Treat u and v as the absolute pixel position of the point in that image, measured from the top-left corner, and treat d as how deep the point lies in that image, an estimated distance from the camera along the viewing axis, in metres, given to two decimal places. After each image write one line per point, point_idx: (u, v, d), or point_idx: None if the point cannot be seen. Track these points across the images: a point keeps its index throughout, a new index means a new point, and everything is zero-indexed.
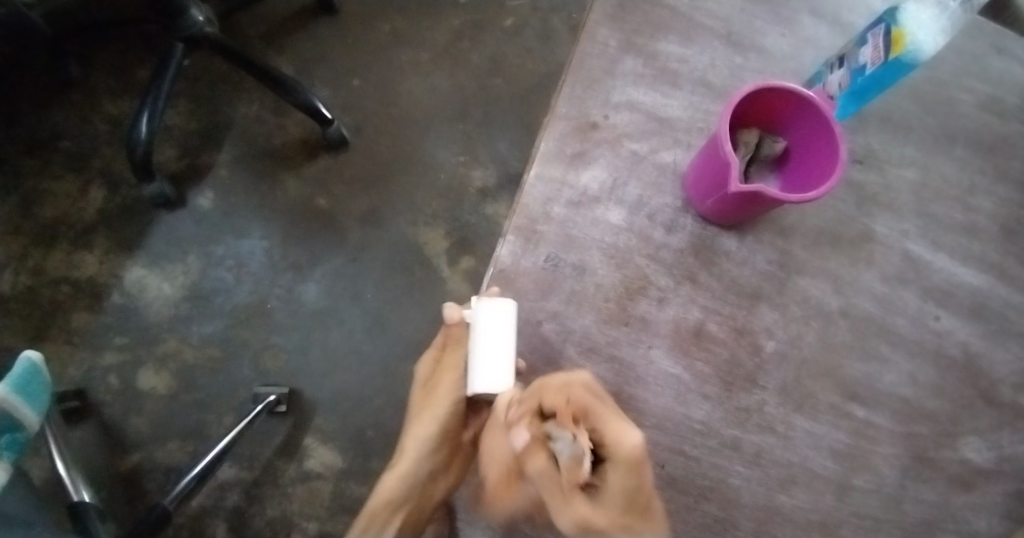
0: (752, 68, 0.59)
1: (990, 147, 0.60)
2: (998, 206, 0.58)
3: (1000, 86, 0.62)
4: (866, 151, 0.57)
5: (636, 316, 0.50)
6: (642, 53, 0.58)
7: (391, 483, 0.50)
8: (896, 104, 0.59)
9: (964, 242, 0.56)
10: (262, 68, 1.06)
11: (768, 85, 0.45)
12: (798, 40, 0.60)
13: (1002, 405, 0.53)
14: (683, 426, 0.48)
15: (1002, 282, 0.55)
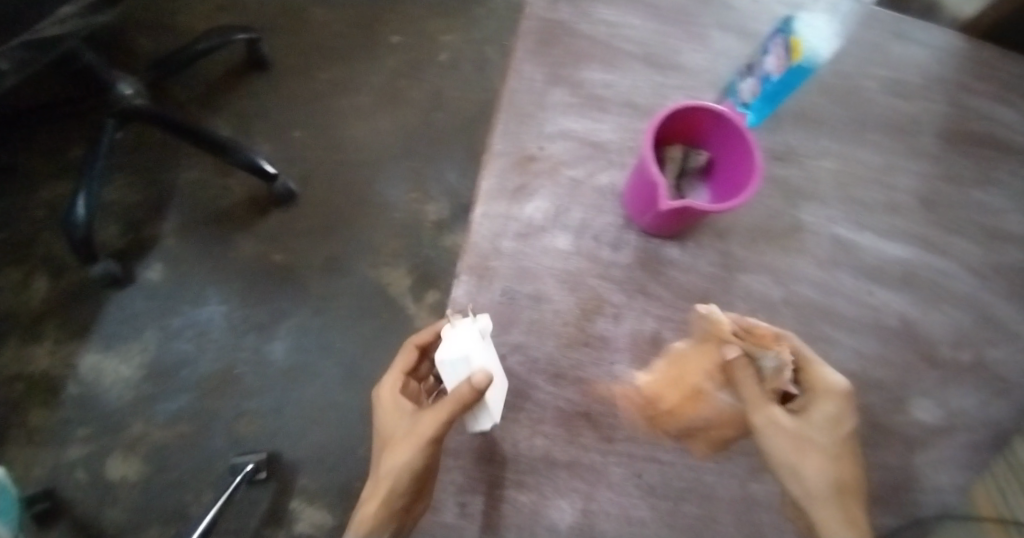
0: (673, 84, 0.62)
1: (899, 127, 0.65)
2: (913, 181, 0.63)
3: (900, 70, 0.67)
4: (784, 148, 0.61)
5: (595, 335, 0.52)
6: (568, 83, 0.61)
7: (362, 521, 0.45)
8: (807, 100, 0.64)
9: (886, 219, 0.61)
10: (198, 133, 1.05)
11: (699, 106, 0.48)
12: (711, 52, 0.64)
13: (945, 365, 0.57)
14: (654, 434, 0.50)
15: (926, 251, 0.60)
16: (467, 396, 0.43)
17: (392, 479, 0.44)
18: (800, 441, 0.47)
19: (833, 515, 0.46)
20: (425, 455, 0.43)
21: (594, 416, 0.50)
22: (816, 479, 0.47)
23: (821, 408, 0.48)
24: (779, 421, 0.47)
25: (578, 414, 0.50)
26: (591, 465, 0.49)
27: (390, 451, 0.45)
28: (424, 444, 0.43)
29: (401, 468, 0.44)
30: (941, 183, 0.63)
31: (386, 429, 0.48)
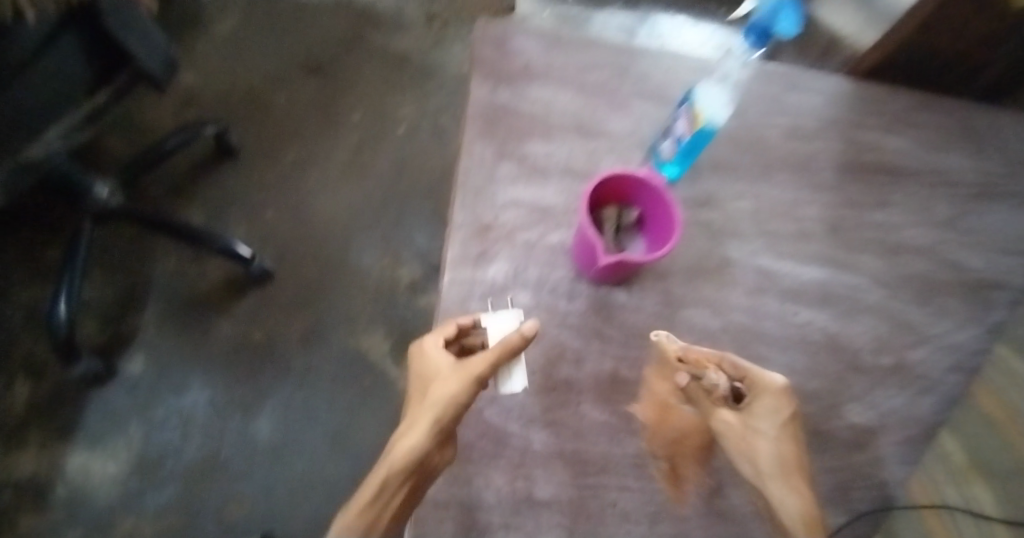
0: (604, 149, 0.71)
1: (801, 166, 0.75)
2: (820, 211, 0.73)
3: (798, 116, 0.78)
4: (707, 195, 0.71)
5: (560, 380, 0.58)
6: (514, 158, 0.69)
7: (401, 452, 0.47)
8: (721, 151, 0.74)
9: (801, 247, 0.70)
10: (174, 225, 1.10)
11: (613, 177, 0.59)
12: (634, 119, 0.73)
13: (870, 370, 0.64)
14: (622, 463, 0.56)
15: (837, 271, 0.69)
16: (514, 345, 0.52)
17: (442, 406, 0.48)
18: (744, 435, 0.54)
19: (783, 491, 0.51)
20: (471, 392, 0.49)
21: (567, 454, 0.55)
22: (765, 463, 0.52)
23: (761, 405, 0.54)
24: (727, 422, 0.55)
25: (553, 454, 0.55)
26: (569, 499, 0.54)
27: (441, 384, 0.49)
28: (471, 380, 0.49)
29: (451, 399, 0.48)
30: (844, 210, 0.73)
31: (427, 375, 0.52)
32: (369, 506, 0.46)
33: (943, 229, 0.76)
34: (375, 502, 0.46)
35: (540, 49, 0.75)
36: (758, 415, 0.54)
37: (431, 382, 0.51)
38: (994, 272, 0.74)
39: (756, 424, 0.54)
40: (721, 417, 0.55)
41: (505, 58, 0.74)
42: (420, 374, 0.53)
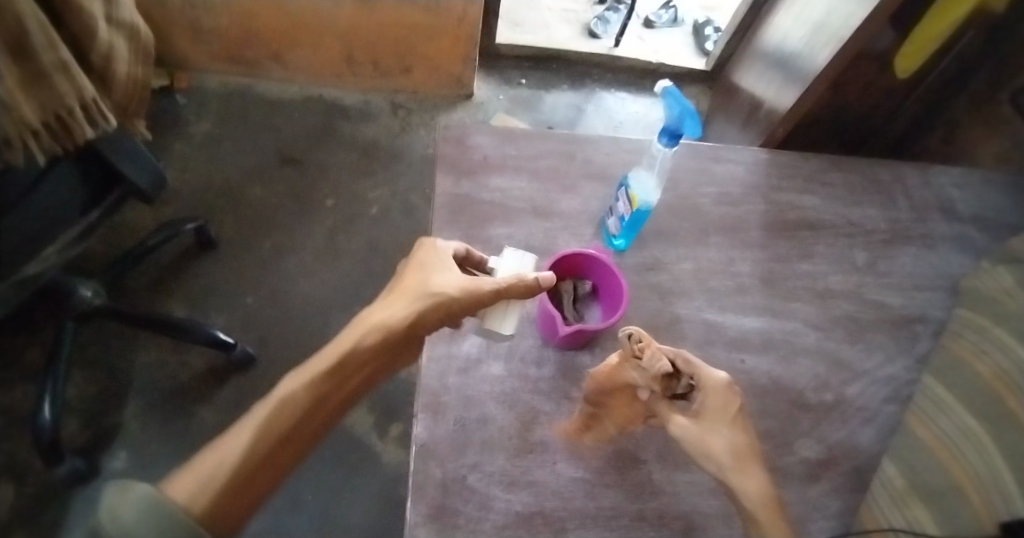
0: (559, 226, 0.80)
1: (732, 228, 0.86)
2: (752, 266, 0.83)
3: (724, 184, 0.91)
4: (654, 260, 0.80)
5: (536, 442, 0.62)
6: (479, 241, 0.76)
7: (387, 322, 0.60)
8: (661, 220, 0.85)
9: (739, 299, 0.79)
10: (156, 318, 1.13)
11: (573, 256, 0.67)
12: (584, 198, 0.83)
13: (813, 406, 0.71)
14: (599, 516, 0.59)
15: (774, 318, 0.78)
16: (522, 284, 0.62)
17: (431, 306, 0.61)
18: (701, 434, 0.59)
19: (745, 482, 0.57)
20: (461, 299, 0.61)
21: (547, 511, 0.59)
22: (723, 457, 0.58)
23: (709, 401, 0.60)
24: (684, 426, 0.60)
25: (534, 513, 0.58)
26: None
27: (444, 283, 0.61)
28: (467, 290, 0.61)
29: (444, 297, 0.60)
30: (772, 264, 0.84)
31: (426, 267, 0.64)
32: (328, 370, 0.57)
33: (861, 273, 0.86)
34: (333, 370, 0.57)
35: (494, 144, 0.85)
36: (708, 412, 0.60)
37: (427, 278, 0.63)
38: (912, 307, 0.84)
39: (709, 421, 0.60)
40: (679, 420, 0.60)
41: (465, 152, 0.83)
42: (421, 263, 0.65)
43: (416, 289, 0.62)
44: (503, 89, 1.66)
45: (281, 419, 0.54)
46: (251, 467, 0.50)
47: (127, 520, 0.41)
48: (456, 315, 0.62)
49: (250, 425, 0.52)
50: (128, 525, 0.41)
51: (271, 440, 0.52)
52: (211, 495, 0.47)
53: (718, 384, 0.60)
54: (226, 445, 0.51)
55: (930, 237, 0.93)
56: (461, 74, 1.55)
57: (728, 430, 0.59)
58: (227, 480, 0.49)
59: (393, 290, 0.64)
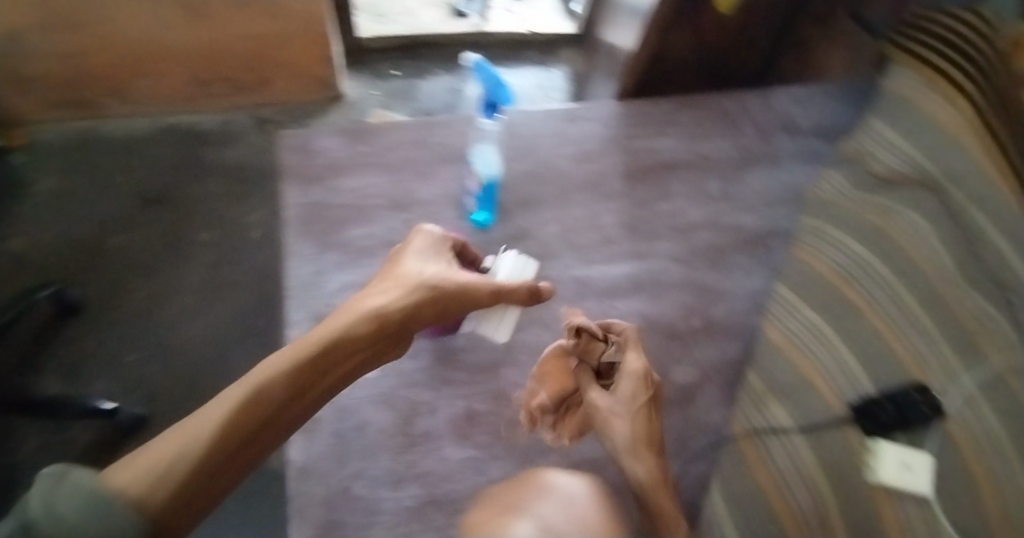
0: (418, 215, 0.78)
1: (592, 183, 0.88)
2: (615, 216, 0.86)
3: (581, 142, 0.93)
4: (520, 229, 0.81)
5: (420, 434, 0.63)
6: (336, 248, 0.73)
7: (389, 312, 0.57)
8: (522, 189, 0.86)
9: (606, 250, 0.82)
10: (25, 400, 1.03)
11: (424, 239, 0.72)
12: (441, 182, 0.82)
13: (682, 335, 0.75)
14: (489, 490, 0.60)
15: (641, 261, 0.81)
16: (522, 294, 0.68)
17: (430, 299, 0.60)
18: (608, 413, 0.58)
19: (635, 465, 0.55)
20: (465, 298, 0.63)
21: (438, 498, 0.59)
22: (620, 438, 0.57)
23: (625, 385, 0.59)
24: (594, 404, 0.59)
25: (426, 503, 0.59)
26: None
27: (448, 278, 0.63)
28: (476, 290, 0.64)
29: (453, 293, 0.62)
30: (634, 210, 0.87)
31: (421, 257, 0.64)
32: (322, 352, 0.51)
33: (717, 201, 0.90)
34: (323, 357, 0.51)
35: (341, 144, 0.83)
36: (622, 394, 0.59)
37: (422, 271, 0.63)
38: (766, 223, 0.89)
39: (623, 401, 0.59)
40: (594, 395, 0.60)
41: (310, 159, 0.81)
42: (415, 252, 0.65)
43: (414, 279, 0.61)
44: (376, 84, 1.57)
45: (265, 406, 0.45)
46: (220, 464, 0.41)
47: (64, 513, 0.33)
48: (448, 311, 0.63)
49: (223, 408, 0.43)
50: (71, 520, 0.33)
51: (247, 429, 0.43)
52: (169, 491, 0.37)
53: (636, 371, 0.60)
54: (192, 427, 0.41)
55: (777, 156, 0.98)
56: (324, 76, 1.45)
57: (636, 414, 0.58)
58: (188, 475, 0.39)
59: (387, 276, 0.62)
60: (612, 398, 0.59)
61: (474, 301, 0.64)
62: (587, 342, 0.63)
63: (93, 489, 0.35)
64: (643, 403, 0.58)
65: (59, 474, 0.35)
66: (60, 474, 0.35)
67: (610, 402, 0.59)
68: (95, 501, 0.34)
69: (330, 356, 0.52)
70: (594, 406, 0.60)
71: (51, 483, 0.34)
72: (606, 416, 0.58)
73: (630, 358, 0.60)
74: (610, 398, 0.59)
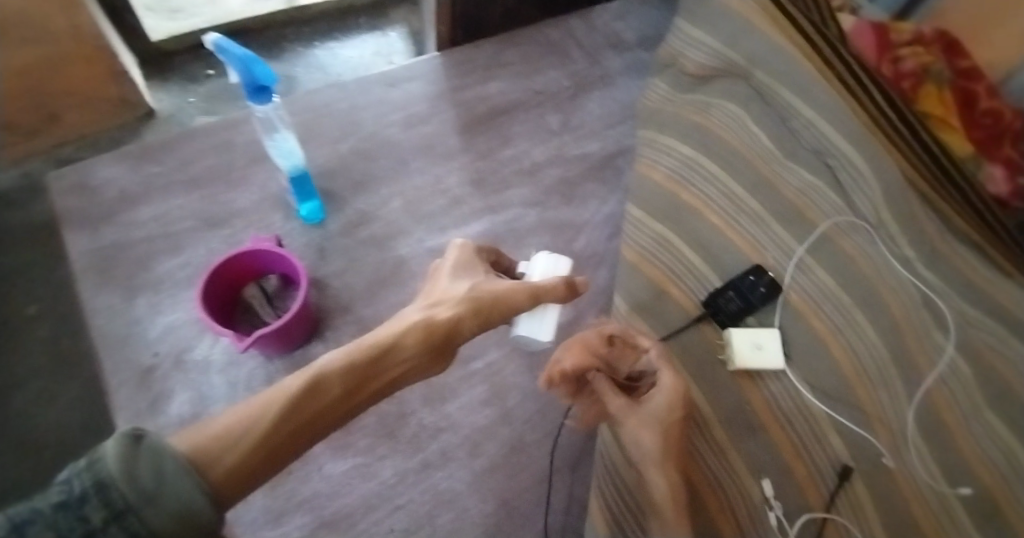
0: (241, 228, 0.71)
1: (428, 146, 0.84)
2: (459, 174, 0.82)
3: (408, 106, 0.87)
4: (361, 214, 0.76)
5: (294, 458, 0.58)
6: (147, 289, 0.65)
7: (430, 326, 0.50)
8: (355, 171, 0.80)
9: (457, 213, 0.79)
10: None
11: (239, 253, 0.60)
12: (259, 185, 0.74)
13: None
14: (381, 491, 0.57)
15: (494, 215, 0.79)
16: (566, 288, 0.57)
17: (472, 310, 0.52)
18: (634, 422, 0.52)
19: (661, 480, 0.50)
20: (508, 304, 0.54)
21: (328, 517, 0.56)
22: (645, 451, 0.51)
23: (660, 397, 0.53)
24: (619, 414, 0.53)
25: (317, 526, 0.55)
26: None
27: (487, 286, 0.55)
28: (518, 294, 0.55)
29: (497, 301, 0.54)
30: (477, 164, 0.84)
31: (458, 274, 0.57)
32: (369, 359, 0.47)
33: (559, 134, 0.89)
34: (373, 364, 0.47)
35: (129, 171, 0.72)
36: (655, 403, 0.53)
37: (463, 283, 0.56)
38: (610, 145, 0.88)
39: (648, 414, 0.53)
40: (615, 404, 0.54)
41: (94, 198, 0.70)
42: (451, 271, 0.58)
43: (457, 293, 0.54)
44: (191, 90, 1.31)
45: (315, 406, 0.43)
46: (271, 448, 0.40)
47: (142, 473, 0.32)
48: (495, 318, 0.54)
49: (281, 398, 0.42)
50: (149, 493, 0.32)
51: (301, 421, 0.42)
52: (232, 463, 0.37)
53: (675, 385, 0.54)
54: (254, 406, 0.41)
55: (609, 76, 0.97)
56: None
57: (669, 430, 0.52)
58: (244, 456, 0.38)
59: (429, 298, 0.55)
60: (639, 408, 0.53)
61: (520, 307, 0.55)
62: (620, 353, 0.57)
63: (172, 462, 0.35)
64: (677, 420, 0.52)
65: (138, 435, 0.35)
66: (137, 438, 0.34)
67: (640, 412, 0.53)
68: (169, 476, 0.33)
69: (372, 370, 0.47)
70: (620, 412, 0.53)
71: (129, 445, 0.33)
72: (636, 424, 0.52)
73: (666, 371, 0.54)
74: (635, 410, 0.53)
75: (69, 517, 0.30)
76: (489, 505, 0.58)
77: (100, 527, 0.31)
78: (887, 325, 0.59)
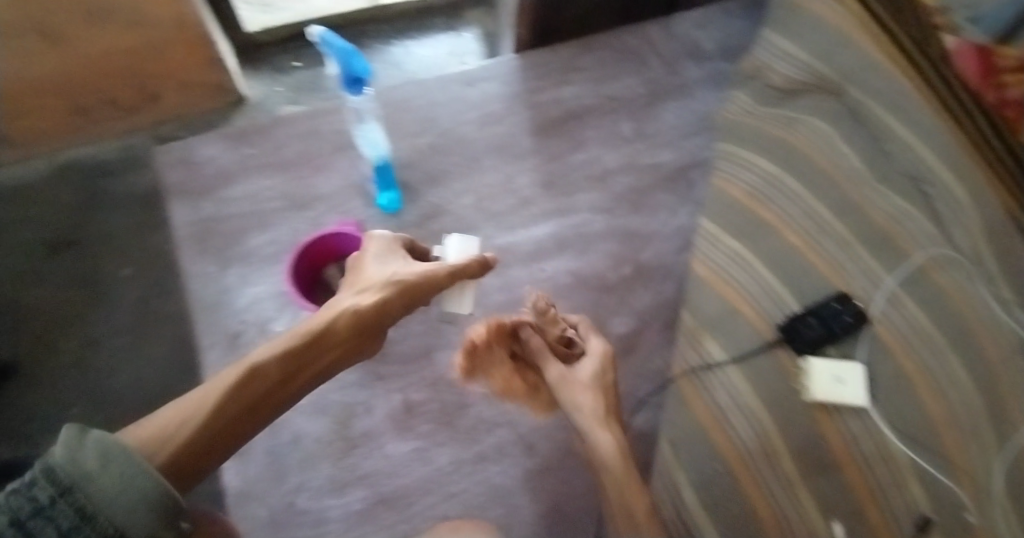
0: (323, 212, 0.74)
1: (502, 146, 0.86)
2: (531, 175, 0.83)
3: (485, 105, 0.89)
4: (434, 207, 0.78)
5: (359, 435, 0.61)
6: (238, 260, 0.70)
7: (353, 311, 0.50)
8: (430, 165, 0.82)
9: (526, 212, 0.80)
10: None
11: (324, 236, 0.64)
12: (341, 172, 0.77)
13: (616, 285, 0.74)
14: (438, 477, 0.59)
15: (562, 217, 0.80)
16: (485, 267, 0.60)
17: (398, 293, 0.53)
18: (573, 383, 0.55)
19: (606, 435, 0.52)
20: (431, 284, 0.55)
21: (386, 496, 0.58)
22: (585, 413, 0.53)
23: (587, 363, 0.56)
24: (560, 374, 0.56)
25: (375, 503, 0.57)
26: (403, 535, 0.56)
27: (408, 269, 0.55)
28: (437, 276, 0.56)
29: (418, 284, 0.54)
30: (549, 166, 0.85)
31: (381, 259, 0.57)
32: (301, 349, 0.48)
33: (632, 142, 0.88)
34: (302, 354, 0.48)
35: (227, 151, 0.77)
36: (585, 372, 0.56)
37: (386, 268, 0.56)
38: (685, 156, 0.87)
39: (581, 380, 0.55)
40: (556, 370, 0.57)
41: (195, 172, 0.76)
42: (373, 255, 0.58)
43: (379, 276, 0.54)
44: (277, 79, 1.39)
45: (246, 394, 0.44)
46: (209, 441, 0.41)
47: (88, 463, 0.31)
48: (420, 300, 0.55)
49: (212, 392, 0.43)
50: (89, 472, 0.31)
51: (233, 413, 0.43)
52: (168, 455, 0.39)
53: (604, 354, 0.57)
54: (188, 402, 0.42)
55: (686, 85, 0.96)
56: None
57: (609, 393, 0.55)
58: (182, 449, 0.39)
59: (353, 285, 0.55)
60: (572, 373, 0.56)
61: (439, 287, 0.57)
62: (548, 325, 0.60)
63: (122, 449, 0.33)
64: (613, 383, 0.55)
65: (84, 427, 0.33)
66: (84, 428, 0.33)
67: (581, 375, 0.56)
68: (120, 458, 0.32)
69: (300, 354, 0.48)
70: (559, 378, 0.56)
71: (75, 433, 0.32)
72: (574, 386, 0.55)
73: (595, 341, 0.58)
74: (570, 373, 0.56)
75: (22, 498, 0.30)
76: (541, 503, 0.59)
77: (46, 506, 0.29)
78: (979, 365, 0.56)
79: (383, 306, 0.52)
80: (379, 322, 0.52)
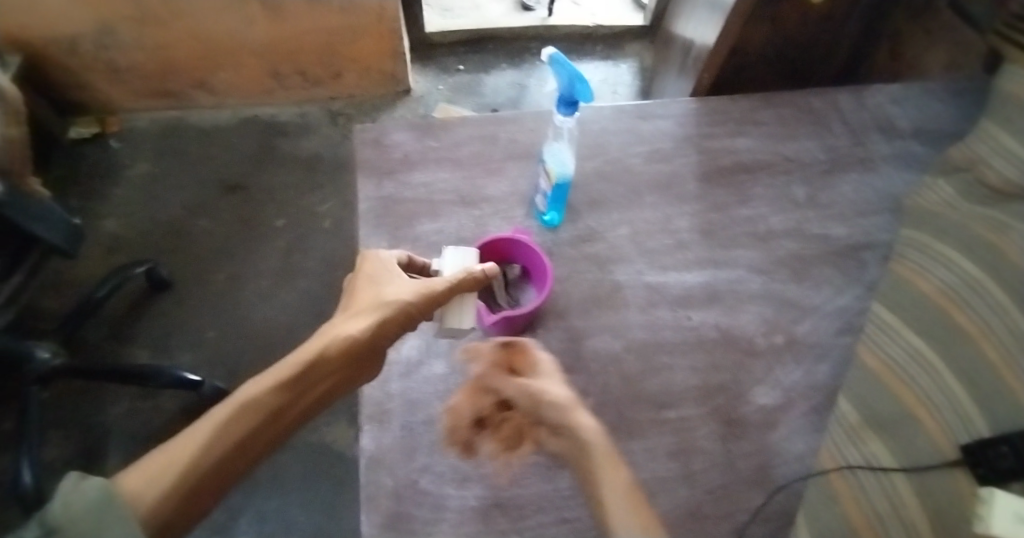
0: (489, 214, 0.78)
1: (667, 184, 0.85)
2: (692, 220, 0.82)
3: (655, 141, 0.90)
4: (590, 230, 0.79)
5: (486, 434, 0.62)
6: (407, 241, 0.74)
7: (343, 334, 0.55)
8: (593, 189, 0.83)
9: (681, 256, 0.78)
10: (121, 368, 1.10)
11: (502, 241, 0.72)
12: (511, 180, 0.81)
13: (764, 353, 0.71)
14: (555, 497, 0.59)
15: (718, 269, 0.78)
16: (480, 279, 0.62)
17: (391, 315, 0.57)
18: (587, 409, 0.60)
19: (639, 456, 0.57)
20: (425, 303, 0.58)
21: (502, 501, 0.58)
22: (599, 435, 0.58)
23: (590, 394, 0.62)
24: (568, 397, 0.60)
25: (491, 506, 0.58)
26: None
27: (400, 290, 0.58)
28: (428, 297, 0.58)
29: (409, 307, 0.57)
30: (712, 215, 0.83)
31: (377, 281, 0.60)
32: (296, 375, 0.52)
33: (803, 209, 0.84)
34: (298, 379, 0.52)
35: (413, 139, 0.83)
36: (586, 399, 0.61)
37: (380, 292, 0.59)
38: (859, 235, 0.82)
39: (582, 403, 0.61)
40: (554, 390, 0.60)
41: (384, 153, 0.82)
42: (367, 277, 0.61)
43: (370, 301, 0.58)
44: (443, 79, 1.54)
45: (240, 424, 0.48)
46: (203, 480, 0.44)
47: (78, 509, 0.38)
48: (415, 321, 0.59)
49: (207, 430, 0.46)
50: (74, 518, 0.37)
51: (228, 448, 0.46)
52: (160, 495, 0.42)
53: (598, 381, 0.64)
54: (180, 445, 0.45)
55: (871, 160, 0.90)
56: (393, 71, 1.46)
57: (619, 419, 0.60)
58: (171, 492, 0.42)
59: (348, 307, 0.59)
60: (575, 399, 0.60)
61: (432, 307, 0.59)
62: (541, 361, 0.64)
63: (110, 498, 0.40)
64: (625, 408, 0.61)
65: (81, 475, 0.40)
66: (81, 474, 0.40)
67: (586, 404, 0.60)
68: (104, 507, 0.39)
69: (296, 379, 0.52)
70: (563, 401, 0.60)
71: (71, 481, 0.39)
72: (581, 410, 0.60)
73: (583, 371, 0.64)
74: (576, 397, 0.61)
75: None
76: None
77: None
78: None
79: (373, 329, 0.56)
80: (373, 345, 0.56)
